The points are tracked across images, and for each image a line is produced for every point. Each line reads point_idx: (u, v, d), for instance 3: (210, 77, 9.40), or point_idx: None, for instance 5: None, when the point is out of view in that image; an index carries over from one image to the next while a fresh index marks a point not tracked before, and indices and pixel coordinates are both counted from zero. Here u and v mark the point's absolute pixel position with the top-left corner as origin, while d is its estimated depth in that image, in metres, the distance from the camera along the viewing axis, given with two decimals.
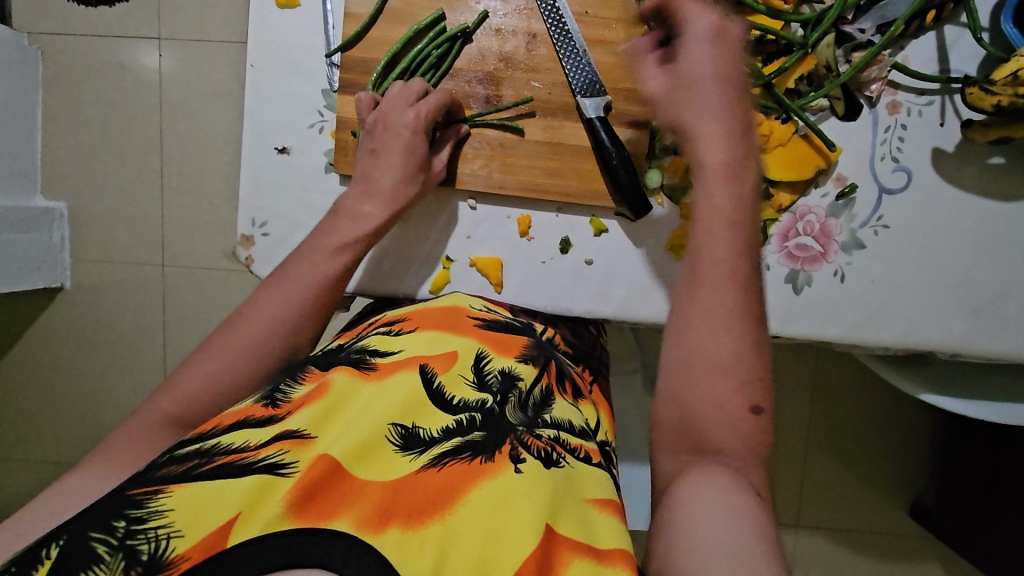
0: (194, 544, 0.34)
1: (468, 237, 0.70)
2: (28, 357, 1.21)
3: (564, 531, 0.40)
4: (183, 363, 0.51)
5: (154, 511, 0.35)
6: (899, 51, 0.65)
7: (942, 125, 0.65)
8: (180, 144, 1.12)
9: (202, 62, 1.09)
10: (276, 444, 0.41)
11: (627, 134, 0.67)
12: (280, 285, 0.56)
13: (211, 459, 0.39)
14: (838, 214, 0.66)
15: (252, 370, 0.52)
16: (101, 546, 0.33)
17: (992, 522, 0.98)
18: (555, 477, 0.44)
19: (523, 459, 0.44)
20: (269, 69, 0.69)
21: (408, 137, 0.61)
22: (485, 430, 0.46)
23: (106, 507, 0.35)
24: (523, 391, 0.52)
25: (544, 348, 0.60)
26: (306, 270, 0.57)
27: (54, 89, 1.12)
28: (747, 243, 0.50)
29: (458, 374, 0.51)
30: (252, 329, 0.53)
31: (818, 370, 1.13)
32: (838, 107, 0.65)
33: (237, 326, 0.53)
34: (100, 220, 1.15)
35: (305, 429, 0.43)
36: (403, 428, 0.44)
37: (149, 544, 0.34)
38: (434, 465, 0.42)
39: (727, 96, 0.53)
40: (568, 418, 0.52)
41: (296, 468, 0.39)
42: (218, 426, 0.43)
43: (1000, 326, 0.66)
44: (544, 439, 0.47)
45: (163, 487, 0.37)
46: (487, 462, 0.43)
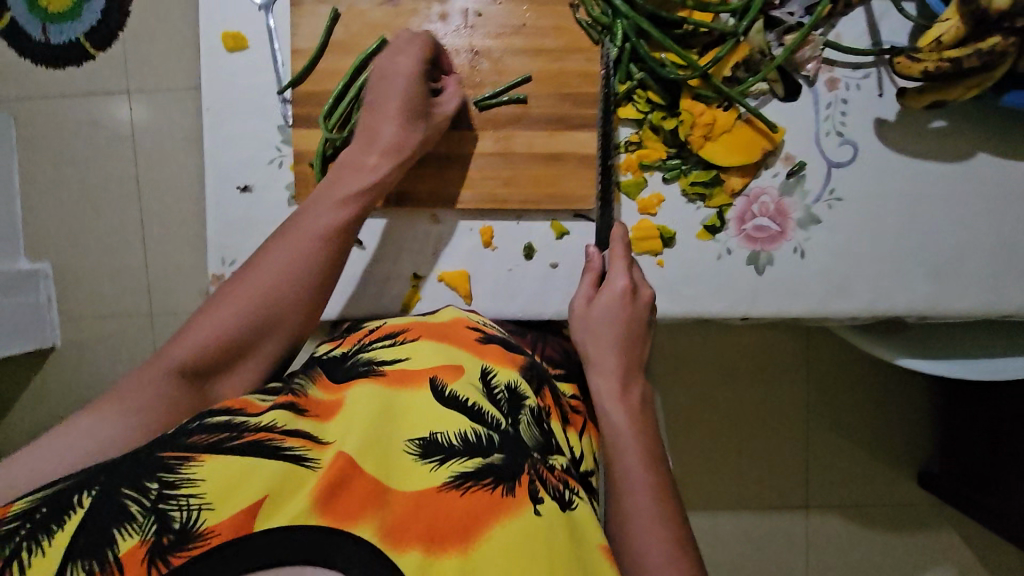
0: (221, 520, 0.36)
1: (433, 253, 0.71)
2: (25, 418, 1.21)
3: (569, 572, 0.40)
4: (195, 316, 0.54)
5: (187, 478, 0.37)
6: (830, 29, 0.66)
7: (881, 95, 0.67)
8: (158, 192, 1.14)
9: (174, 111, 1.12)
10: (298, 438, 0.42)
11: (578, 136, 0.68)
12: (288, 235, 0.57)
13: (241, 434, 0.41)
14: (791, 192, 0.68)
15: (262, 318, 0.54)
16: (134, 505, 0.36)
17: (998, 480, 0.99)
18: (570, 522, 0.45)
19: (542, 500, 0.44)
20: (224, 110, 0.70)
21: (403, 84, 0.62)
22: (506, 453, 0.46)
23: (141, 468, 0.38)
24: (533, 407, 0.52)
25: (536, 370, 0.58)
26: (314, 217, 0.58)
27: (29, 152, 1.13)
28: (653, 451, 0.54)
29: (469, 383, 0.51)
30: (261, 279, 0.55)
31: (811, 347, 1.14)
32: (778, 89, 0.67)
33: (243, 279, 0.55)
34: (85, 274, 1.16)
35: (323, 435, 0.44)
36: (422, 439, 0.45)
37: (179, 512, 0.36)
38: (457, 486, 0.42)
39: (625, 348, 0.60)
40: (563, 444, 0.54)
41: (318, 462, 0.41)
42: (248, 407, 0.45)
43: (963, 286, 0.68)
44: (557, 474, 0.48)
45: (194, 456, 0.39)
46: (509, 496, 0.42)
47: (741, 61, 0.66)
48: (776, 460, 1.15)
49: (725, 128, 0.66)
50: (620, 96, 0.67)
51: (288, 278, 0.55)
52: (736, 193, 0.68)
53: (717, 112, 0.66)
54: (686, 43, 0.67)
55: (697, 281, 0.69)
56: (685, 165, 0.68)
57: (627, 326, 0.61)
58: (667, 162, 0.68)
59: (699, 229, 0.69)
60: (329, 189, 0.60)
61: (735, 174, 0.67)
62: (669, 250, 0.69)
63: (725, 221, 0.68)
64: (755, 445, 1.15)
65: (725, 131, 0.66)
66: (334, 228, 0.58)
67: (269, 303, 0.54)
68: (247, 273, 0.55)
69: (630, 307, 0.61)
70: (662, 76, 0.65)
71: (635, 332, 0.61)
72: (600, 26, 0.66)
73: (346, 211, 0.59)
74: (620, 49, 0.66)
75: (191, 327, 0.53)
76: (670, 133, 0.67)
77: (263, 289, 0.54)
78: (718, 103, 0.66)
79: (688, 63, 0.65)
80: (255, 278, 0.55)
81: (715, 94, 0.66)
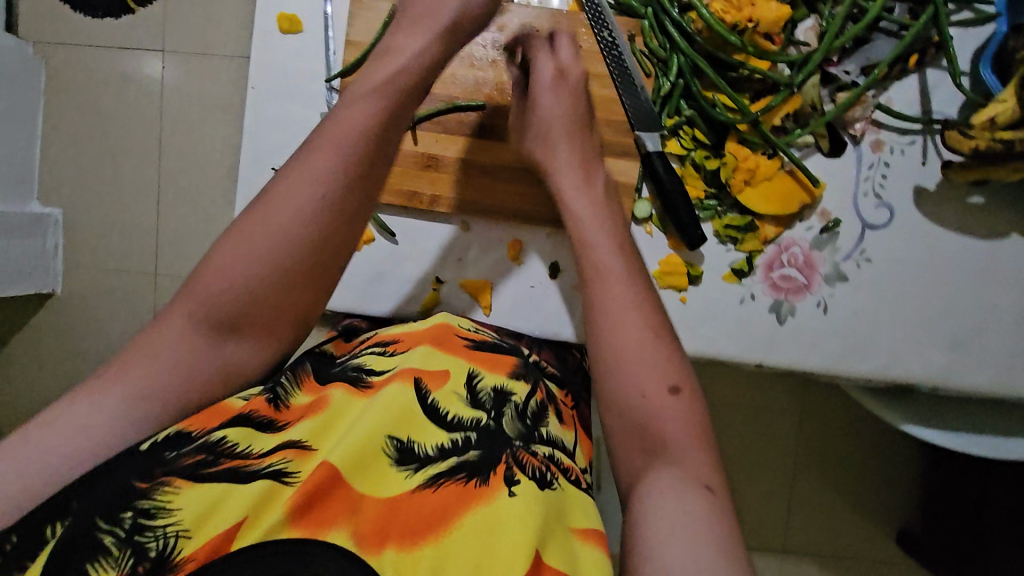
0: (200, 547, 0.36)
1: (459, 259, 0.70)
2: (16, 361, 1.20)
3: (551, 559, 0.40)
4: (207, 253, 0.46)
5: (163, 508, 0.37)
6: (882, 92, 0.66)
7: (923, 163, 0.67)
8: (178, 155, 1.13)
9: (203, 75, 1.11)
10: (281, 452, 0.42)
11: (622, 164, 0.68)
12: (306, 162, 0.45)
13: (217, 459, 0.40)
14: (822, 247, 0.68)
15: (302, 233, 0.45)
16: (108, 537, 0.35)
17: (975, 550, 0.97)
18: (548, 499, 0.44)
19: (517, 481, 0.44)
20: (268, 90, 0.70)
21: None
22: (481, 449, 0.46)
23: (116, 492, 0.36)
24: (519, 402, 0.53)
25: (532, 369, 0.60)
26: (326, 150, 0.46)
27: (55, 97, 1.13)
28: (621, 242, 0.58)
29: (453, 391, 0.51)
30: (284, 202, 0.45)
31: (806, 395, 1.14)
32: (824, 144, 0.66)
33: (269, 199, 0.45)
34: (95, 227, 1.15)
35: (306, 440, 0.44)
36: (398, 441, 0.44)
37: (156, 542, 0.35)
38: (430, 485, 0.43)
39: (575, 128, 0.63)
40: (561, 438, 0.54)
41: (298, 476, 0.40)
42: (218, 422, 0.42)
43: (978, 360, 0.68)
44: (539, 457, 0.48)
45: (170, 483, 0.38)
46: (482, 485, 0.43)
47: (791, 112, 0.66)
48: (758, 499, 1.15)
49: (766, 176, 0.66)
50: (668, 130, 0.66)
51: (315, 199, 0.45)
52: (768, 240, 0.68)
53: (760, 159, 0.66)
54: (738, 87, 0.67)
55: (718, 322, 0.69)
56: (721, 207, 0.68)
57: (564, 107, 0.63)
58: (703, 201, 0.68)
59: (726, 271, 0.68)
60: (358, 87, 0.49)
61: (770, 223, 0.67)
62: (694, 287, 0.69)
63: (753, 267, 0.68)
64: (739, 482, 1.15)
65: (766, 178, 0.66)
66: (357, 132, 0.46)
67: (293, 248, 0.45)
68: (270, 199, 0.45)
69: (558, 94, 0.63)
70: (713, 116, 0.65)
71: (573, 116, 0.63)
72: (658, 60, 0.66)
73: (371, 110, 0.47)
74: (674, 83, 0.65)
75: (202, 270, 0.45)
76: (711, 173, 0.67)
77: (287, 219, 0.45)
78: (763, 150, 0.66)
79: (738, 107, 0.65)
80: (285, 189, 0.45)
81: (761, 140, 0.66)
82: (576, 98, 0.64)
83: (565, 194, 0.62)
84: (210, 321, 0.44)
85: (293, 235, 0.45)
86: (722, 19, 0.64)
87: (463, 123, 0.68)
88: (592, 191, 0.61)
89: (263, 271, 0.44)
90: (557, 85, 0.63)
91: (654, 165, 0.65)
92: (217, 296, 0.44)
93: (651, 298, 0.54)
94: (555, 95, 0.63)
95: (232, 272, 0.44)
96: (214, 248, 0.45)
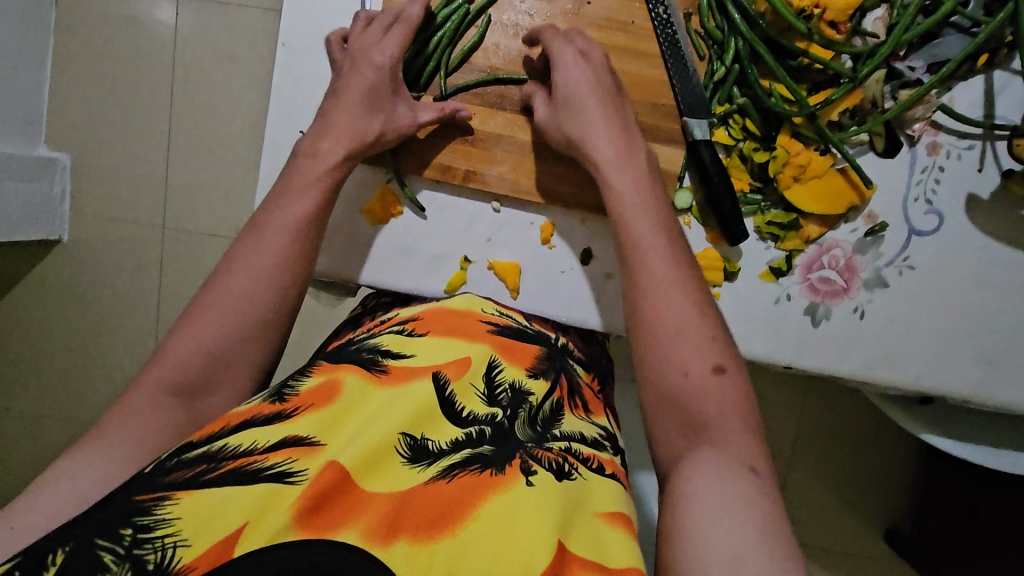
0: (201, 554, 0.33)
1: (488, 239, 0.68)
2: (20, 307, 1.19)
3: (575, 548, 0.38)
4: (171, 331, 0.50)
5: (161, 519, 0.33)
6: (946, 91, 0.63)
7: (980, 171, 0.64)
8: (191, 106, 1.09)
9: (218, 24, 1.07)
10: (283, 451, 0.38)
11: (665, 151, 0.65)
12: (255, 236, 0.54)
13: (218, 463, 0.37)
14: (865, 251, 0.66)
15: (259, 297, 0.52)
16: (108, 555, 0.32)
17: (969, 559, 0.98)
18: (568, 491, 0.42)
19: (534, 472, 0.42)
20: (299, 48, 0.67)
21: (367, 75, 0.59)
22: (495, 444, 0.44)
23: (114, 510, 0.34)
24: (534, 404, 0.50)
25: (555, 359, 0.58)
26: (280, 215, 0.55)
27: (65, 37, 1.08)
28: (660, 216, 0.57)
29: (470, 382, 0.49)
30: (235, 279, 0.52)
31: (813, 393, 1.13)
32: (878, 143, 0.64)
33: (220, 280, 0.52)
34: (104, 176, 1.12)
35: (313, 434, 0.40)
36: (412, 439, 0.42)
37: (155, 554, 0.32)
38: (444, 477, 0.40)
39: (605, 105, 0.59)
40: (579, 431, 0.52)
41: (305, 476, 0.37)
42: (226, 425, 0.40)
43: (1009, 377, 0.66)
44: (555, 451, 0.46)
45: (169, 494, 0.35)
46: (498, 474, 0.41)
47: (849, 107, 0.63)
48: None
49: (816, 173, 0.63)
50: (718, 118, 0.64)
51: (266, 282, 0.53)
52: (810, 240, 0.65)
53: (812, 155, 0.63)
54: (796, 76, 0.64)
55: (752, 321, 0.67)
56: (765, 202, 0.65)
57: (598, 84, 0.59)
58: (748, 195, 0.65)
59: (764, 269, 0.66)
60: (293, 181, 0.57)
61: (814, 223, 0.65)
62: (729, 283, 0.67)
63: (792, 266, 0.66)
64: None
65: (815, 176, 0.63)
66: (303, 223, 0.55)
67: (252, 308, 0.51)
68: (214, 286, 0.52)
69: (588, 64, 0.59)
70: (768, 106, 0.62)
71: (603, 90, 0.59)
72: (713, 42, 0.63)
73: (313, 203, 0.56)
74: (728, 69, 0.62)
75: (168, 345, 0.49)
76: (759, 166, 0.64)
77: (239, 297, 0.51)
78: (815, 146, 0.63)
79: (796, 99, 0.62)
80: (235, 268, 0.52)
81: (816, 135, 0.63)
82: (604, 76, 0.60)
83: (609, 164, 0.58)
84: (180, 382, 0.48)
85: (253, 300, 0.52)
86: (790, 3, 0.60)
87: (503, 97, 0.66)
88: (635, 172, 0.58)
89: (223, 341, 0.50)
90: (585, 65, 0.59)
91: (699, 152, 0.62)
92: (189, 353, 0.48)
93: (693, 275, 0.55)
94: (586, 73, 0.59)
95: (201, 332, 0.50)
96: (175, 328, 0.50)
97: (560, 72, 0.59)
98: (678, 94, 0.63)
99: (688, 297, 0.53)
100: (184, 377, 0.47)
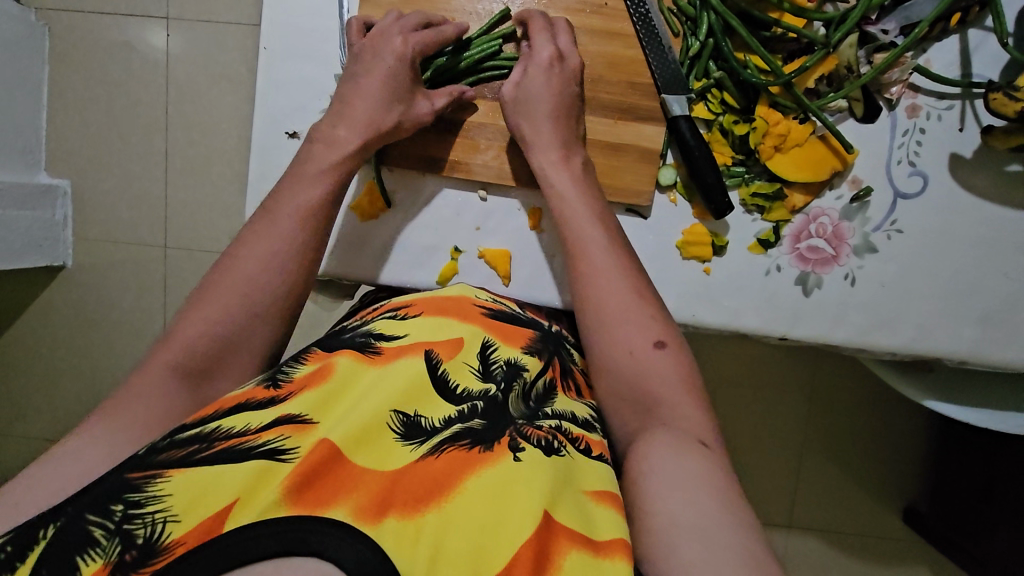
0: (191, 530, 0.33)
1: (478, 228, 0.69)
2: (29, 333, 1.20)
3: (562, 518, 0.38)
4: (178, 315, 0.51)
5: (153, 495, 0.34)
6: (921, 53, 0.64)
7: (961, 130, 0.64)
8: (185, 125, 1.11)
9: (208, 43, 1.09)
10: (276, 428, 0.39)
11: (648, 129, 0.65)
12: (266, 224, 0.55)
13: (211, 443, 0.38)
14: (852, 217, 0.66)
15: (266, 281, 0.53)
16: (98, 530, 0.33)
17: (986, 529, 0.97)
18: (556, 466, 0.42)
19: (523, 448, 0.42)
20: (282, 52, 0.68)
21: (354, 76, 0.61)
22: (487, 418, 0.45)
23: (105, 489, 0.35)
24: (528, 379, 0.51)
25: (549, 341, 0.59)
26: (291, 202, 0.56)
27: (60, 66, 1.11)
28: (601, 213, 0.60)
29: (463, 362, 0.50)
30: (243, 268, 0.53)
31: (818, 371, 1.13)
32: (857, 109, 0.64)
33: (228, 268, 0.53)
34: (104, 199, 1.14)
35: (305, 413, 0.41)
36: (404, 416, 0.43)
37: (145, 529, 0.33)
38: (434, 453, 0.41)
39: (561, 108, 0.61)
40: (571, 410, 0.51)
41: (297, 453, 0.38)
42: (219, 408, 0.42)
43: (1008, 336, 0.66)
44: (545, 429, 0.45)
45: (162, 471, 0.36)
46: (486, 451, 0.41)
47: (825, 73, 0.63)
48: (768, 476, 1.15)
49: (798, 142, 0.64)
50: (696, 93, 0.64)
51: (276, 266, 0.54)
52: (795, 210, 0.66)
53: (792, 124, 0.64)
54: (771, 47, 0.65)
55: (743, 294, 0.67)
56: (749, 174, 0.66)
57: (558, 89, 0.61)
58: (731, 168, 0.66)
59: (751, 242, 0.67)
60: (306, 168, 0.59)
61: (799, 192, 0.65)
62: (718, 258, 0.67)
63: (780, 237, 0.66)
64: (748, 456, 1.15)
65: (797, 145, 0.64)
66: (313, 207, 0.57)
67: (259, 292, 0.53)
68: (224, 272, 0.53)
69: (558, 71, 0.61)
70: (743, 78, 0.62)
71: (563, 93, 0.61)
72: (687, 18, 0.64)
73: (322, 192, 0.57)
74: (703, 43, 0.63)
75: (176, 328, 0.50)
76: (740, 139, 0.65)
77: (249, 280, 0.53)
78: (794, 115, 0.64)
79: (771, 69, 0.63)
80: (243, 258, 0.54)
81: (794, 105, 0.63)
82: (568, 84, 0.62)
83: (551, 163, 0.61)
84: (183, 376, 0.48)
85: (259, 283, 0.53)
86: None
87: (484, 88, 0.67)
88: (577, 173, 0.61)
89: (232, 324, 0.51)
90: (551, 70, 0.61)
91: (680, 128, 0.63)
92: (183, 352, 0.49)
93: (631, 264, 0.58)
94: (547, 78, 0.61)
95: (211, 314, 0.51)
96: (182, 313, 0.51)
97: (529, 67, 0.62)
98: (654, 72, 0.64)
99: (630, 286, 0.56)
100: (181, 375, 0.48)
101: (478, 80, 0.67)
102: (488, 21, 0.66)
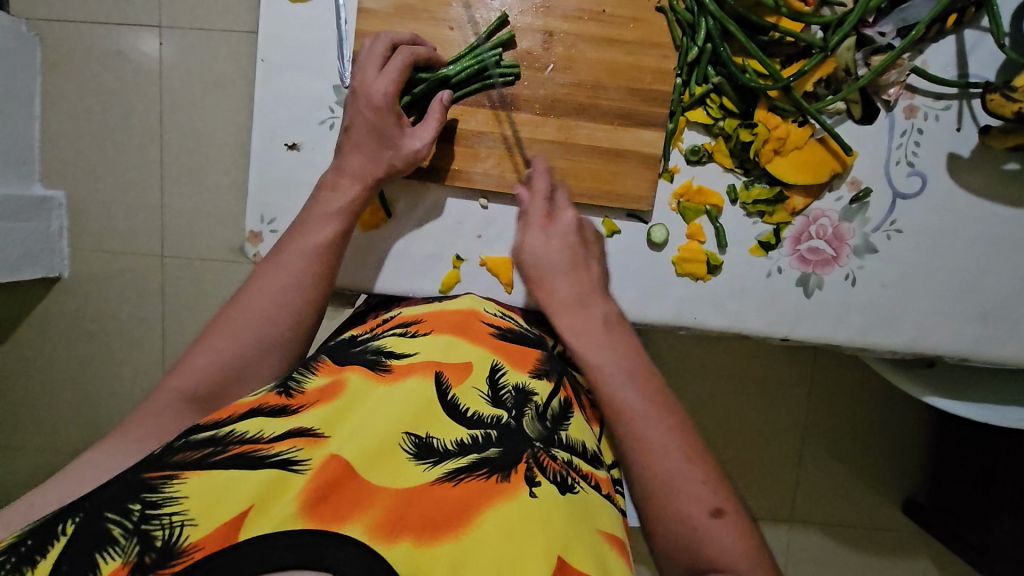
0: (208, 535, 0.33)
1: (479, 236, 0.69)
2: (27, 345, 1.20)
3: (575, 563, 0.38)
4: (189, 348, 0.51)
5: (169, 496, 0.35)
6: (917, 55, 0.64)
7: (959, 129, 0.65)
8: (179, 134, 1.11)
9: (201, 51, 1.08)
10: (289, 440, 0.40)
11: (649, 134, 0.66)
12: (274, 261, 0.56)
13: (225, 447, 0.38)
14: (852, 218, 0.66)
15: (273, 312, 0.53)
16: (116, 528, 0.33)
17: (988, 520, 0.97)
18: (571, 503, 0.42)
19: (539, 483, 0.42)
20: (280, 62, 0.68)
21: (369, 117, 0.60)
22: (502, 446, 0.44)
23: (124, 486, 0.35)
24: (540, 402, 0.50)
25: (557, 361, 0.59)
26: (300, 242, 0.57)
27: (52, 76, 1.10)
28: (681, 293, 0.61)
29: (473, 386, 0.49)
30: (251, 301, 0.53)
31: (818, 367, 1.13)
32: (856, 110, 0.64)
33: (239, 303, 0.53)
34: (100, 210, 1.14)
35: (318, 427, 0.42)
36: (417, 437, 0.43)
37: (162, 531, 0.33)
38: (451, 479, 0.40)
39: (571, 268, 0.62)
40: (583, 440, 0.52)
41: (308, 465, 0.38)
42: (233, 413, 0.41)
43: (1007, 332, 0.66)
44: (559, 462, 0.45)
45: (178, 473, 0.36)
46: (504, 482, 0.40)
47: (824, 76, 0.64)
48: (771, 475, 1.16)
49: (797, 144, 0.64)
50: (696, 99, 0.65)
51: (284, 299, 0.54)
52: (795, 213, 0.66)
53: (791, 128, 0.64)
54: (769, 51, 0.65)
55: (744, 296, 0.67)
56: (749, 177, 0.66)
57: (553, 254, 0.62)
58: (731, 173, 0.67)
59: (752, 244, 0.67)
60: (310, 212, 0.59)
61: (799, 194, 0.66)
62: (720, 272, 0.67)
63: (781, 239, 0.67)
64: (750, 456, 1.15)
65: (796, 147, 0.64)
66: (323, 249, 0.58)
67: (270, 323, 0.53)
68: (237, 303, 0.54)
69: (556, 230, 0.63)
70: (742, 83, 0.63)
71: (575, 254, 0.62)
72: (683, 23, 0.64)
73: (332, 230, 0.58)
74: (701, 49, 0.64)
75: (188, 358, 0.50)
76: (741, 144, 0.64)
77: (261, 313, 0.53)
78: (794, 118, 0.64)
79: (770, 73, 0.63)
80: (253, 293, 0.54)
81: (793, 108, 0.64)
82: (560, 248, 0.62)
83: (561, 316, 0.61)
84: (186, 394, 0.48)
85: (270, 317, 0.53)
86: None
87: (483, 96, 0.66)
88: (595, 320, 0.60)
89: (241, 355, 0.51)
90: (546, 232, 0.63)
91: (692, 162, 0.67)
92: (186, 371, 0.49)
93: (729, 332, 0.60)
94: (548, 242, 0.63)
95: (223, 347, 0.51)
96: (195, 346, 0.51)
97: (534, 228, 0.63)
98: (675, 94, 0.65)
99: None
100: (184, 391, 0.48)
101: (481, 87, 0.65)
102: (485, 30, 0.66)
